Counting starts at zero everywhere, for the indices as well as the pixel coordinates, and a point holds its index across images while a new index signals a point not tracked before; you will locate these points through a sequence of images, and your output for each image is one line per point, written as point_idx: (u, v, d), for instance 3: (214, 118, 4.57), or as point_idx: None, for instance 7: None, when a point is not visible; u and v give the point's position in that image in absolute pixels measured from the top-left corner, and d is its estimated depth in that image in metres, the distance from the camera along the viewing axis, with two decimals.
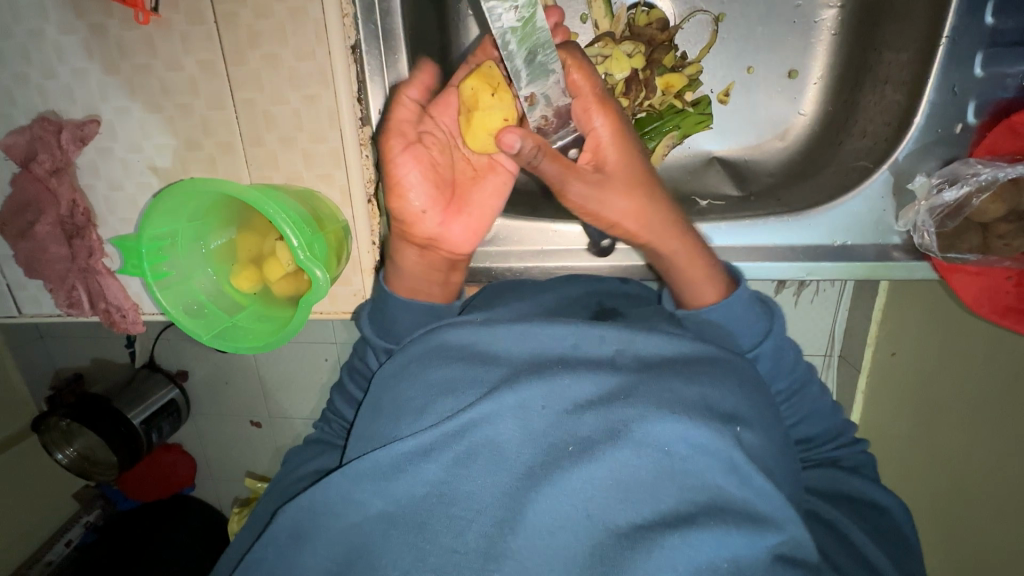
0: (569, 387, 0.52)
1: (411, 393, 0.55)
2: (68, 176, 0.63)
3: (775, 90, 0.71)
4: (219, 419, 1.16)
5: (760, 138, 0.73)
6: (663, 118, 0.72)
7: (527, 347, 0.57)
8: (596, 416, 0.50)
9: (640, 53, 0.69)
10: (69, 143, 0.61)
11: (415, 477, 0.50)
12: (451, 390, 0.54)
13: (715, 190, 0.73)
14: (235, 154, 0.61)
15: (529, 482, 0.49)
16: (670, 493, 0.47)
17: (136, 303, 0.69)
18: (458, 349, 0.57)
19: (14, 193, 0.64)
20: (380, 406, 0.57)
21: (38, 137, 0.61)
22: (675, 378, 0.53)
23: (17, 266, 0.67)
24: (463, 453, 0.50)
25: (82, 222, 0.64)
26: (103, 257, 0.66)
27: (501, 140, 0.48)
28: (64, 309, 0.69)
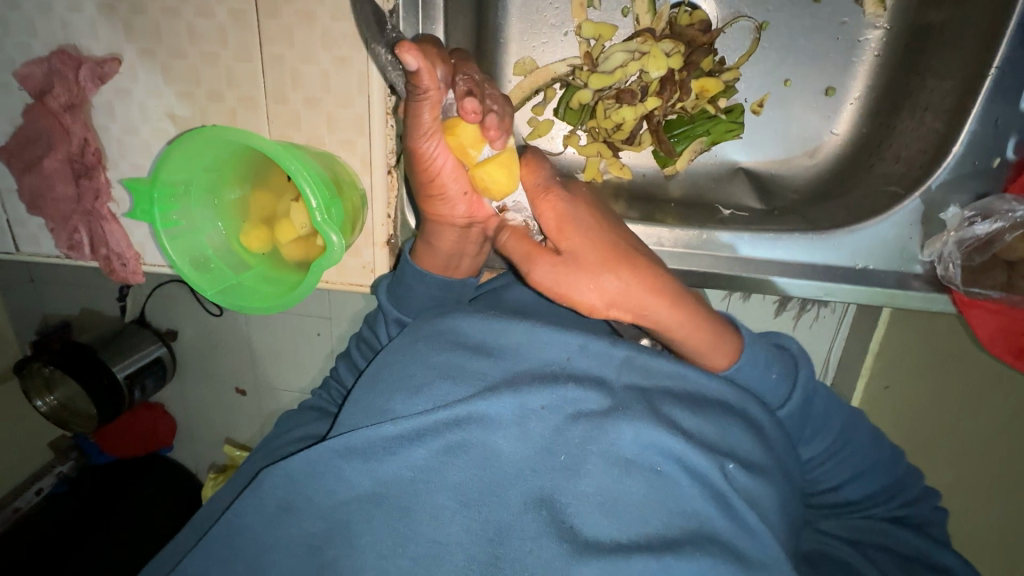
0: (571, 394, 0.51)
1: (411, 374, 0.54)
2: (83, 114, 0.61)
3: (810, 106, 0.70)
4: (204, 381, 1.14)
5: (788, 153, 0.72)
6: (695, 122, 0.71)
7: (530, 348, 0.55)
8: (592, 429, 0.50)
9: (679, 53, 0.68)
10: (87, 81, 0.59)
11: (404, 459, 0.50)
12: (451, 378, 0.53)
13: (737, 201, 0.72)
14: (257, 110, 0.60)
15: (519, 485, 0.49)
16: (656, 515, 0.48)
17: (139, 253, 0.67)
18: (463, 339, 0.56)
19: (24, 126, 0.62)
20: (377, 381, 0.55)
21: (56, 70, 0.59)
22: (676, 399, 0.53)
23: (19, 202, 0.65)
24: (454, 445, 0.50)
25: (92, 163, 0.63)
26: (109, 201, 0.65)
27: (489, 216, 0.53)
28: (63, 251, 0.67)
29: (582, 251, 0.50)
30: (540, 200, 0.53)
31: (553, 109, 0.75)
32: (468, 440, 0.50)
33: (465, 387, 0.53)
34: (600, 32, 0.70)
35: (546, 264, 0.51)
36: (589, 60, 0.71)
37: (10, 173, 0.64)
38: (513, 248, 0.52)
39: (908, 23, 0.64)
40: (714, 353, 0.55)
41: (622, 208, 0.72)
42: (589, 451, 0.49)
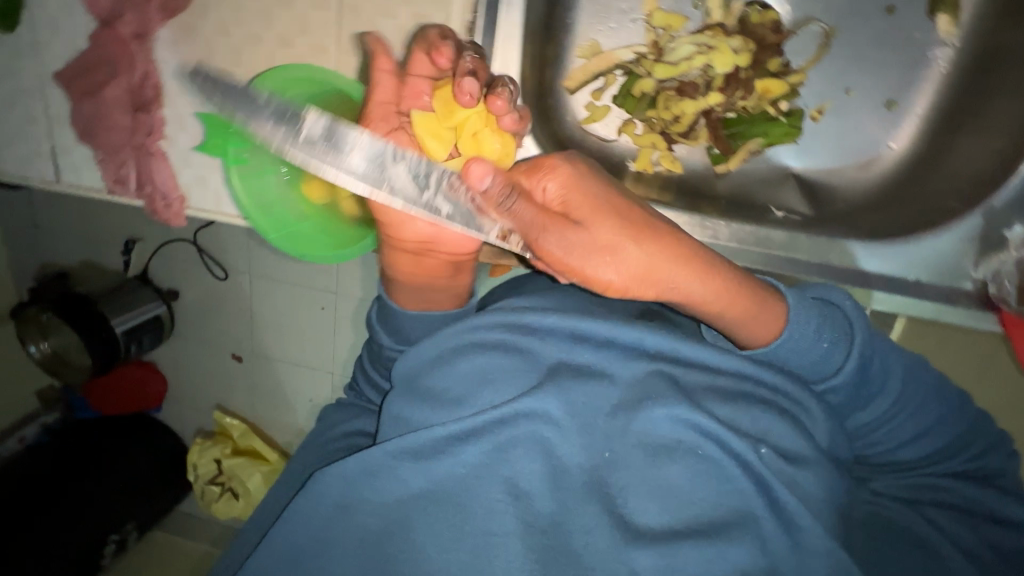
0: (603, 390, 0.54)
1: (449, 380, 0.57)
2: (147, 45, 0.60)
3: (868, 117, 0.70)
4: (203, 344, 1.11)
5: (842, 162, 0.72)
6: (754, 123, 0.71)
7: (566, 338, 0.57)
8: (631, 422, 0.53)
9: (747, 51, 0.68)
10: (157, 11, 0.59)
11: (455, 459, 0.53)
12: (489, 381, 0.56)
13: (788, 204, 0.71)
14: (327, 59, 0.59)
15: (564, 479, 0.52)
16: (702, 498, 0.51)
17: (183, 196, 0.65)
18: (497, 338, 0.58)
19: (88, 51, 0.61)
20: (417, 384, 0.58)
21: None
22: (712, 397, 0.54)
23: (69, 129, 0.64)
24: (499, 445, 0.53)
25: (149, 96, 0.62)
26: (160, 138, 0.63)
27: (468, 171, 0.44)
28: (108, 185, 0.66)
29: (597, 221, 0.45)
30: (536, 178, 0.46)
31: (613, 96, 0.74)
32: (513, 440, 0.53)
33: (502, 390, 0.55)
34: (669, 22, 0.69)
35: (556, 227, 0.44)
36: (655, 49, 0.70)
37: (67, 97, 0.63)
38: (522, 212, 0.43)
39: (978, 44, 0.64)
40: (755, 318, 0.52)
41: (673, 201, 0.72)
42: (630, 449, 0.53)
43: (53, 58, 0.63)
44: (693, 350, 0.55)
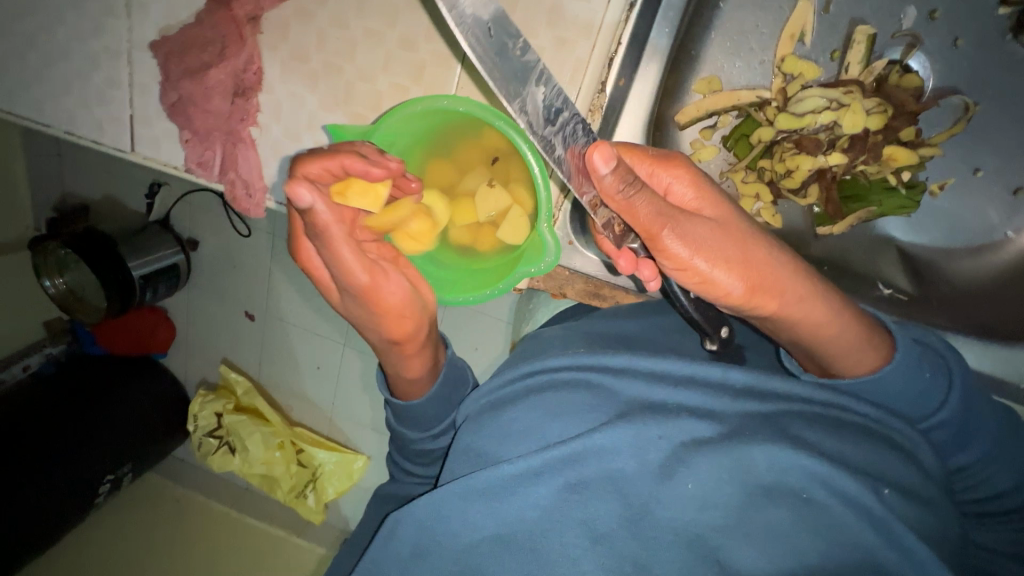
0: (684, 424, 0.47)
1: (513, 416, 0.52)
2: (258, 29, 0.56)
3: (991, 201, 0.67)
4: (217, 298, 1.08)
5: (954, 243, 0.69)
6: (871, 190, 0.67)
7: (643, 375, 0.52)
8: (716, 456, 0.44)
9: (881, 113, 0.64)
10: None
11: (523, 499, 0.47)
12: (558, 415, 0.50)
13: (891, 280, 0.70)
14: (449, 69, 0.54)
15: (640, 520, 0.44)
16: (813, 541, 0.40)
17: (266, 187, 0.61)
18: (569, 373, 0.53)
19: (193, 26, 0.57)
20: (482, 423, 0.54)
21: None
22: (809, 441, 0.45)
23: (157, 103, 0.60)
24: (567, 473, 0.47)
25: (252, 83, 0.58)
26: (255, 126, 0.60)
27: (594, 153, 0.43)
28: (189, 165, 0.62)
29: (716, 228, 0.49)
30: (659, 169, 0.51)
31: (723, 137, 0.70)
32: (580, 472, 0.47)
33: (570, 425, 0.50)
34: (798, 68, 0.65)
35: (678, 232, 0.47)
36: (781, 96, 0.66)
37: (161, 71, 0.59)
38: (644, 214, 0.45)
39: None
40: (863, 350, 0.49)
41: None
42: (719, 491, 0.43)
43: (149, 26, 0.58)
44: (779, 383, 0.49)
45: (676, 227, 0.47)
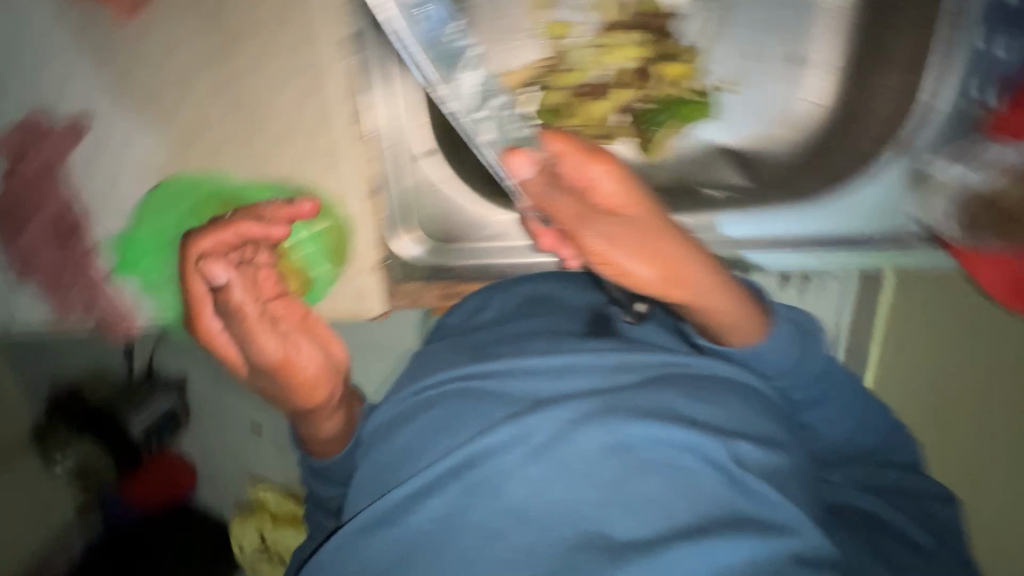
0: (556, 409, 0.52)
1: (408, 438, 0.56)
2: (59, 172, 0.59)
3: (773, 73, 0.70)
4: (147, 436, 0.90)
5: (769, 128, 0.71)
6: (665, 109, 0.71)
7: (521, 374, 0.57)
8: (592, 434, 0.49)
9: (647, 41, 0.70)
10: (62, 136, 0.57)
11: (420, 511, 0.49)
12: (448, 428, 0.55)
13: (722, 180, 0.72)
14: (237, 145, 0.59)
15: (554, 512, 0.46)
16: (681, 503, 0.47)
17: (131, 309, 0.64)
18: (457, 384, 0.58)
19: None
20: (383, 453, 0.57)
21: (29, 133, 0.57)
22: (686, 404, 0.52)
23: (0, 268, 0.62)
24: (486, 473, 0.50)
25: (76, 222, 0.61)
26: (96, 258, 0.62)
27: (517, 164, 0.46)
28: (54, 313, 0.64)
29: (625, 206, 0.49)
30: (589, 161, 0.48)
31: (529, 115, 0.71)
32: (496, 474, 0.49)
33: (485, 435, 0.52)
34: (560, 32, 0.71)
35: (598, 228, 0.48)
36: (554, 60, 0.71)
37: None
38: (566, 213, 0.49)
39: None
40: (732, 304, 0.55)
41: None
42: (618, 469, 0.48)
43: None
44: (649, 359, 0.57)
45: (594, 228, 0.48)
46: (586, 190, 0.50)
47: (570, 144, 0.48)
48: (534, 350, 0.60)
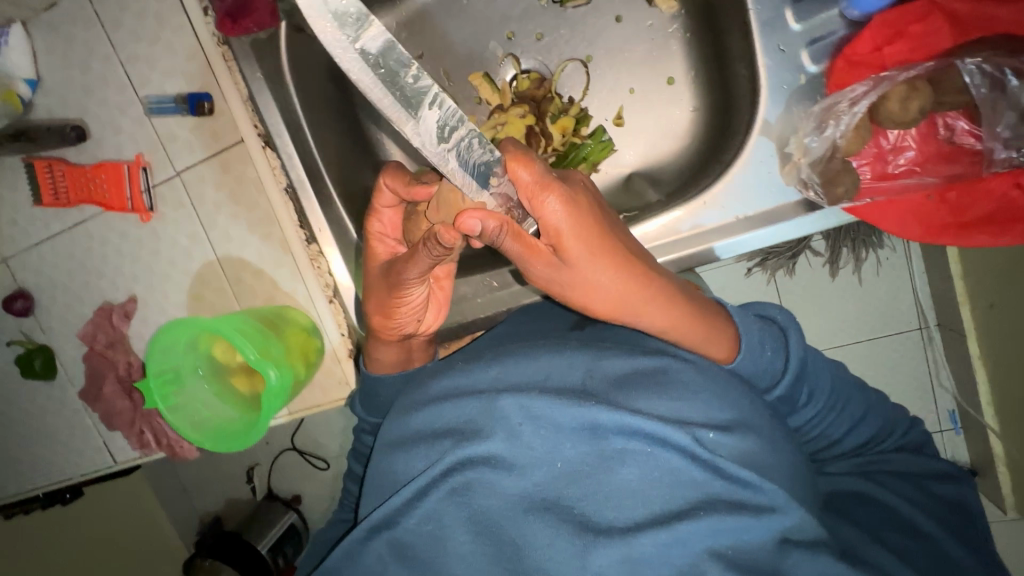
0: (742, 485, 0.57)
1: (688, 526, 0.54)
2: (846, 86, 0.65)
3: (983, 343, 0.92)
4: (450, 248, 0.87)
5: None
6: None
7: (690, 437, 0.58)
8: (767, 483, 0.57)
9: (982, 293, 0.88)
10: (868, 78, 0.64)
11: (653, 538, 0.54)
12: (653, 471, 0.57)
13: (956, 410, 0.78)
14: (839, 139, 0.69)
15: (655, 517, 0.55)
16: None
17: (853, 112, 0.65)
18: (641, 425, 0.58)
19: (836, 96, 0.65)
20: (583, 488, 0.57)
21: (862, 59, 0.64)
22: (725, 498, 0.56)
23: (855, 116, 0.65)
24: (572, 475, 0.58)
25: (847, 94, 0.65)
26: (825, 109, 0.65)
27: (466, 219, 0.53)
28: (853, 102, 0.65)
29: (581, 260, 0.57)
30: (539, 197, 0.56)
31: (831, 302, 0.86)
32: (596, 475, 0.57)
33: (596, 438, 0.58)
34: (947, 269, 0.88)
35: (544, 267, 0.58)
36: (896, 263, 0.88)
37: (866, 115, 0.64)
38: (513, 248, 0.56)
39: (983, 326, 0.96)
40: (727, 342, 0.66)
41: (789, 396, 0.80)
42: (667, 506, 0.56)
43: (837, 128, 0.65)
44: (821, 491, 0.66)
45: (579, 246, 0.56)
46: (542, 220, 0.56)
47: (524, 185, 0.55)
48: (691, 384, 0.63)
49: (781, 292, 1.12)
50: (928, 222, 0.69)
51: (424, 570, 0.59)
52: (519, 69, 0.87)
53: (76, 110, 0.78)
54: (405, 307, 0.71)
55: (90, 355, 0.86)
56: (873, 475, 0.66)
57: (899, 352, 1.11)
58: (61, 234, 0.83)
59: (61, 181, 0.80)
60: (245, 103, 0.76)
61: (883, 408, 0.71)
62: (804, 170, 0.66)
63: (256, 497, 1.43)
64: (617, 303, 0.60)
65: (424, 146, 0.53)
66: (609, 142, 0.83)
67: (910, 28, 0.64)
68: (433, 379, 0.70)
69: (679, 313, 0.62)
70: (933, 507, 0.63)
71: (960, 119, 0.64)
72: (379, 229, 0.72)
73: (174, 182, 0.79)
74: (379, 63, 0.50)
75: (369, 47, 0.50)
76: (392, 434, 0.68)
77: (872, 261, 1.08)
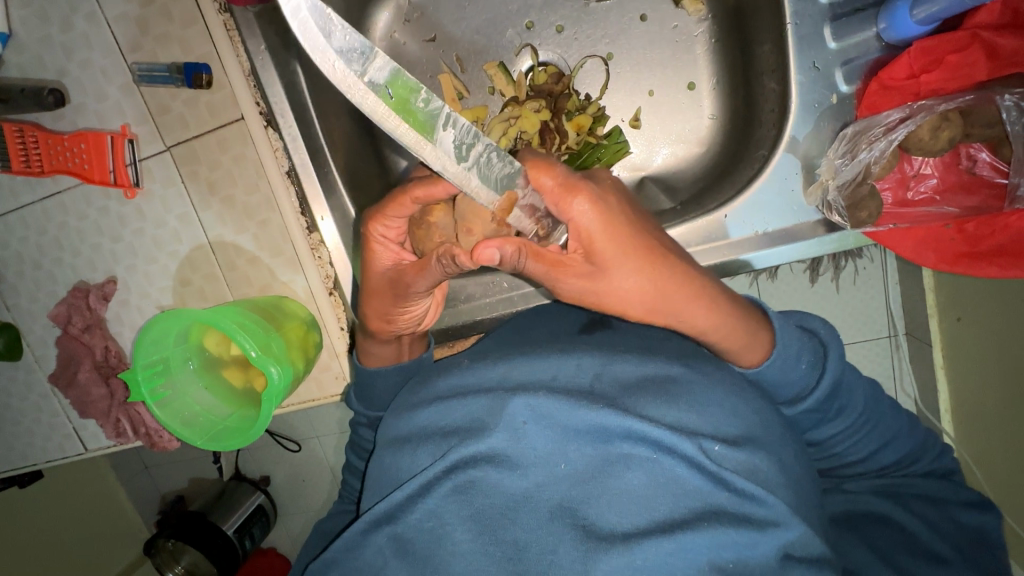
0: (746, 499, 0.54)
1: (694, 538, 0.51)
2: (880, 112, 0.66)
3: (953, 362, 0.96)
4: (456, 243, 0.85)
5: None
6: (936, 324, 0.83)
7: (697, 447, 0.55)
8: (768, 497, 0.54)
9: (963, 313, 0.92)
10: (903, 106, 0.66)
11: (658, 549, 0.50)
12: (660, 479, 0.53)
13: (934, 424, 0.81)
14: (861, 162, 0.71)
15: (659, 525, 0.51)
16: None
17: (886, 138, 0.66)
18: (649, 433, 0.55)
19: (869, 121, 0.67)
20: (586, 495, 0.53)
21: (899, 86, 0.66)
22: (729, 510, 0.53)
23: (887, 142, 0.67)
24: (577, 477, 0.54)
25: (881, 120, 0.66)
26: (858, 133, 0.67)
27: (481, 250, 0.52)
28: (887, 128, 0.66)
29: (614, 264, 0.55)
30: (567, 200, 0.53)
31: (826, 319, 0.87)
32: (601, 478, 0.54)
33: (602, 441, 0.55)
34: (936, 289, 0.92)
35: (570, 279, 0.55)
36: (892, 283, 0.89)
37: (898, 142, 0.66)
38: (536, 267, 0.55)
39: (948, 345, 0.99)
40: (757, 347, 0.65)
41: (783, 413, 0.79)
42: (671, 514, 0.52)
43: (866, 152, 0.68)
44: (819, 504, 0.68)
45: (611, 250, 0.54)
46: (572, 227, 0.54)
47: (549, 191, 0.53)
48: (701, 393, 0.60)
49: (760, 296, 1.04)
50: (942, 250, 0.71)
51: (421, 572, 0.54)
52: (536, 61, 0.84)
53: (54, 71, 0.71)
54: (408, 316, 0.69)
55: (63, 338, 0.80)
56: (891, 496, 0.68)
57: (872, 362, 1.05)
58: (33, 206, 0.76)
59: (34, 148, 0.72)
60: (247, 78, 0.71)
61: (914, 433, 0.72)
62: (831, 191, 0.68)
63: (223, 478, 1.34)
64: (657, 300, 0.58)
65: (446, 171, 0.51)
66: (625, 143, 0.82)
67: (948, 57, 0.64)
68: (439, 377, 0.67)
69: (720, 313, 0.60)
70: (951, 531, 0.65)
71: (982, 151, 0.68)
72: (381, 233, 0.62)
73: (164, 158, 0.73)
74: (389, 94, 0.48)
75: (377, 78, 0.47)
76: (397, 432, 0.64)
77: (850, 269, 1.01)
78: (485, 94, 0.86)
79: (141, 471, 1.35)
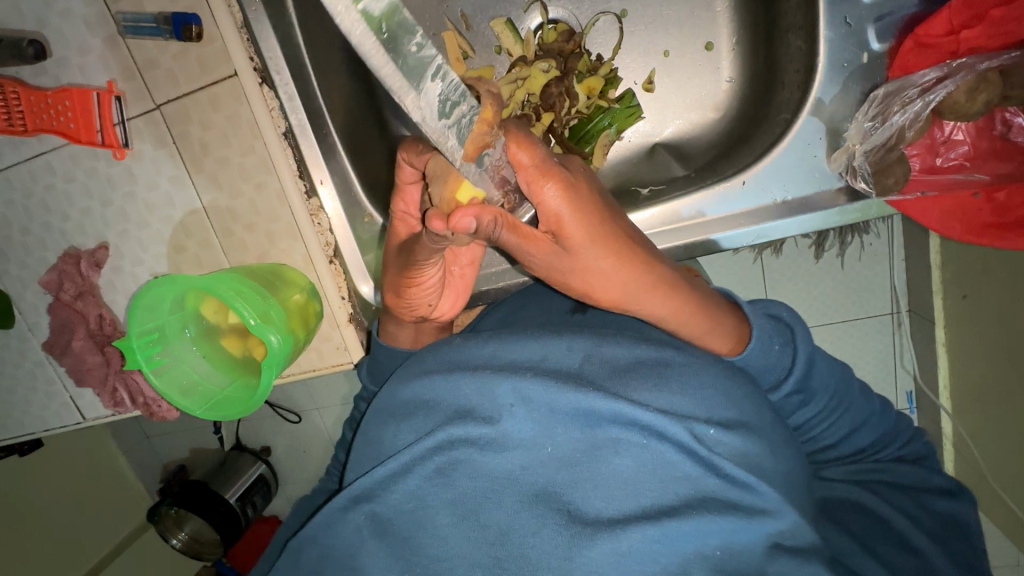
0: (734, 484, 0.52)
1: (681, 526, 0.49)
2: (917, 71, 0.63)
3: None
4: None
5: None
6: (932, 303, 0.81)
7: (687, 431, 0.52)
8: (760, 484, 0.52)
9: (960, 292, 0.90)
10: (942, 64, 0.62)
11: (644, 538, 0.48)
12: (649, 465, 0.51)
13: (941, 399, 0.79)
14: None
15: (647, 512, 0.50)
16: None
17: (926, 98, 0.63)
18: (637, 419, 0.52)
19: (907, 82, 0.64)
20: (571, 481, 0.51)
21: (937, 44, 0.63)
22: (718, 496, 0.51)
23: (924, 104, 0.63)
24: (564, 461, 0.52)
25: (919, 79, 0.63)
26: (894, 94, 0.64)
27: (455, 222, 0.46)
28: (926, 88, 0.63)
29: (583, 249, 0.50)
30: (539, 183, 0.48)
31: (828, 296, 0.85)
32: (588, 463, 0.52)
33: (591, 425, 0.53)
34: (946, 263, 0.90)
35: (535, 255, 0.51)
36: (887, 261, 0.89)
37: (935, 103, 0.63)
38: (508, 241, 0.50)
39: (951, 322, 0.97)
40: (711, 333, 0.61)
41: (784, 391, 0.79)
42: (659, 499, 0.50)
43: (901, 113, 0.65)
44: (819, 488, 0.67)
45: (581, 239, 0.50)
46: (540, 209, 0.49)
47: (527, 170, 0.48)
48: (691, 371, 0.58)
49: (764, 271, 1.02)
50: (969, 221, 0.68)
51: (401, 553, 0.53)
52: (546, 19, 0.80)
53: (33, 20, 0.67)
54: (419, 289, 0.65)
55: (55, 305, 0.77)
56: (877, 475, 0.66)
57: (877, 340, 1.03)
58: (17, 167, 0.73)
59: (16, 105, 0.68)
60: (239, 32, 0.67)
61: (885, 416, 0.69)
62: (858, 155, 0.66)
63: (224, 448, 1.34)
64: (624, 294, 0.54)
65: (429, 127, 0.42)
66: (638, 108, 0.79)
67: (990, 13, 0.61)
68: (431, 353, 0.65)
69: (683, 304, 0.58)
70: (931, 517, 0.62)
71: (1019, 116, 0.65)
72: (402, 208, 0.63)
73: (154, 116, 0.70)
74: (383, 30, 0.37)
75: (373, 7, 0.36)
76: (384, 407, 0.63)
77: (855, 246, 0.99)
78: (492, 54, 0.82)
79: (140, 442, 1.38)
